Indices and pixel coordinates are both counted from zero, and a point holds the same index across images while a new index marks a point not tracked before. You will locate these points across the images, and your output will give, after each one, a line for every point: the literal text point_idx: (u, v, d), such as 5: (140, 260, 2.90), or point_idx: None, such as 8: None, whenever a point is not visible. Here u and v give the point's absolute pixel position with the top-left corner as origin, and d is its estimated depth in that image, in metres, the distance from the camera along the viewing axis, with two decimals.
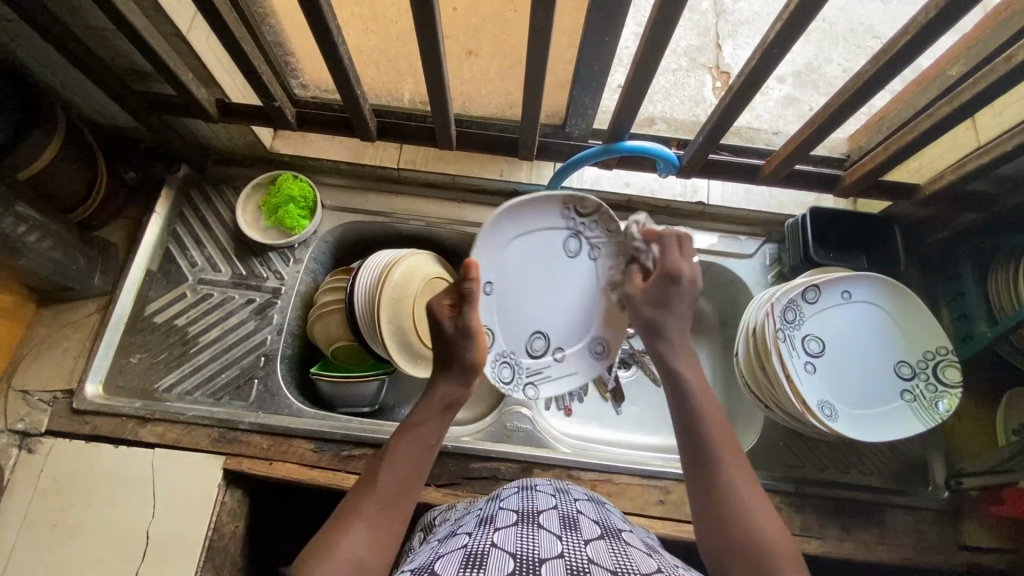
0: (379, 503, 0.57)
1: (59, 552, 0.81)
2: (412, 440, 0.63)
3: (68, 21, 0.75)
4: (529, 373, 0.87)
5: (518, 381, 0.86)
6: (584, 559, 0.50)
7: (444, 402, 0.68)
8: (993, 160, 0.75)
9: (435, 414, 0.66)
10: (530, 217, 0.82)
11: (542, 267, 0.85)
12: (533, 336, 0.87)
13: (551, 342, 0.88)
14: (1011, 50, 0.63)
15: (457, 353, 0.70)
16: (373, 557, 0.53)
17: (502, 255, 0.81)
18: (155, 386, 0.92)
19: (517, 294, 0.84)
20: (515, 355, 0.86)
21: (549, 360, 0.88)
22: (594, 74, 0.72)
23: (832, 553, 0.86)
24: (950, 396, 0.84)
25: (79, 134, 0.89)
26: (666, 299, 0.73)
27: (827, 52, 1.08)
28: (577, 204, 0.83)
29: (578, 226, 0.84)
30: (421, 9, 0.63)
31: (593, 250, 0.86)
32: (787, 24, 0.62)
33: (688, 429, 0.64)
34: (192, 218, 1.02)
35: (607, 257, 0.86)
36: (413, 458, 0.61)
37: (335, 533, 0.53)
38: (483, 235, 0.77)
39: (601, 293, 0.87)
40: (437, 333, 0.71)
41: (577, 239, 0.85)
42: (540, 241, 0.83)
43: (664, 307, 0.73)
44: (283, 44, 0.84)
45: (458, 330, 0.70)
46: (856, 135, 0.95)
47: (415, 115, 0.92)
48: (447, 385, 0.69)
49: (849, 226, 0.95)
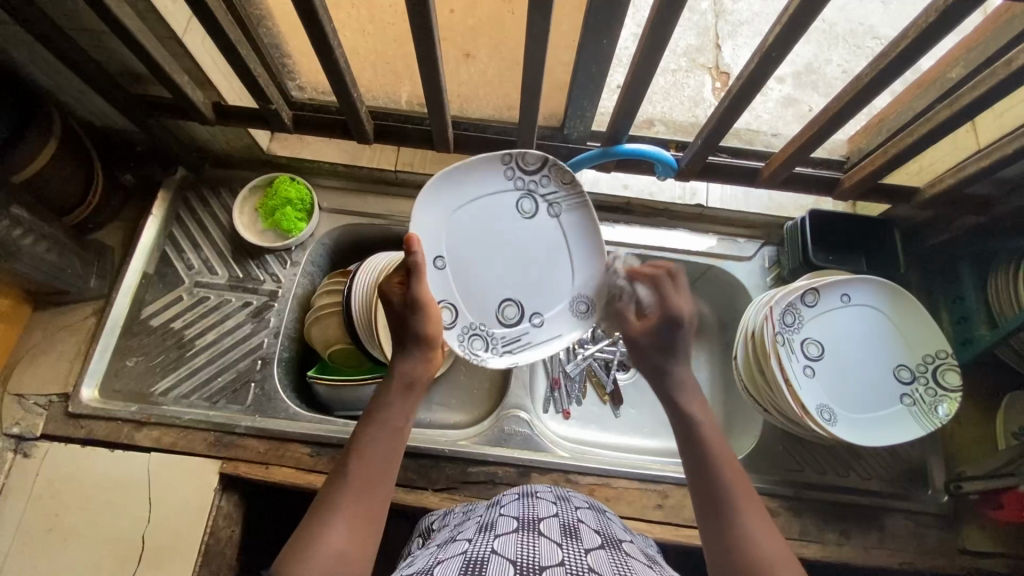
0: (354, 492, 0.56)
1: (55, 557, 0.81)
2: (379, 425, 0.62)
3: (63, 23, 0.75)
4: (504, 342, 0.83)
5: (492, 350, 0.83)
6: (585, 567, 0.50)
7: (405, 380, 0.66)
8: (993, 163, 0.75)
9: (396, 395, 0.65)
10: (473, 182, 0.81)
11: (501, 229, 0.83)
12: (504, 302, 0.83)
13: (525, 308, 0.84)
14: (1011, 54, 0.63)
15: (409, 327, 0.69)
16: (355, 547, 0.53)
17: (449, 224, 0.81)
18: (151, 390, 0.92)
19: (477, 261, 0.82)
20: (485, 325, 0.83)
21: (527, 327, 0.84)
22: (592, 77, 0.72)
23: (831, 558, 0.86)
24: (950, 400, 0.84)
25: (75, 137, 0.89)
26: (671, 343, 0.70)
27: (828, 52, 1.07)
28: (520, 160, 0.81)
29: (528, 183, 0.82)
30: (417, 12, 0.62)
31: (552, 206, 0.83)
32: (787, 27, 0.61)
33: (696, 460, 0.61)
34: (188, 220, 1.01)
35: (570, 210, 0.83)
36: (383, 442, 0.61)
37: (313, 529, 0.53)
38: (421, 202, 0.78)
39: (571, 245, 0.83)
40: (389, 312, 0.70)
41: (531, 199, 0.83)
42: (490, 203, 0.82)
43: (668, 347, 0.70)
44: (280, 45, 0.84)
45: (408, 305, 0.68)
46: (856, 136, 0.95)
47: (413, 117, 0.91)
48: (406, 362, 0.67)
49: (849, 228, 0.95)
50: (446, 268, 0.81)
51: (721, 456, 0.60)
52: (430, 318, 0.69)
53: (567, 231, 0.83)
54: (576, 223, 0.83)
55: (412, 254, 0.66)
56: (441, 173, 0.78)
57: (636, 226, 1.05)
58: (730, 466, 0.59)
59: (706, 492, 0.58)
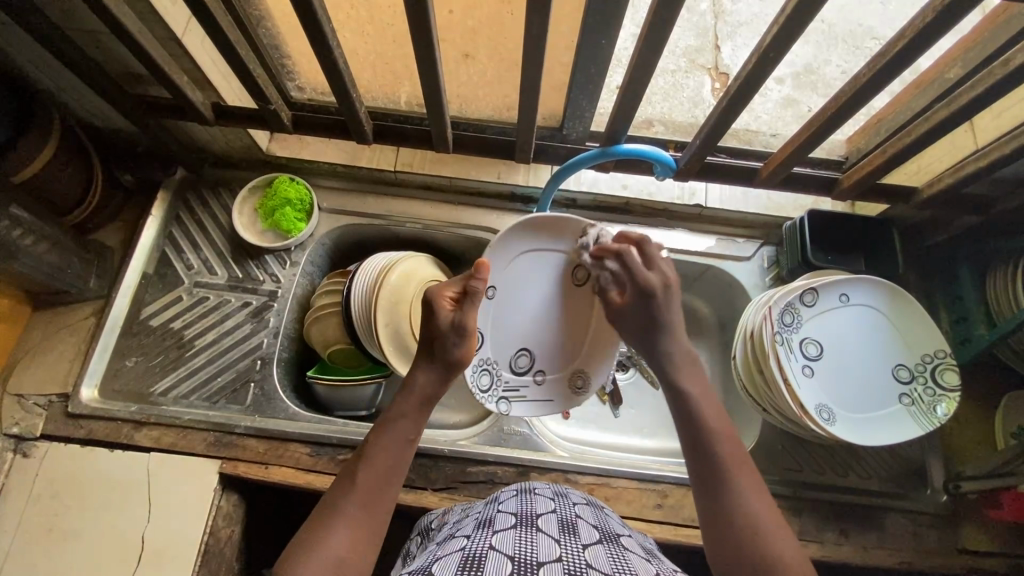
0: (357, 501, 0.56)
1: (53, 557, 0.81)
2: (392, 434, 0.62)
3: (63, 24, 0.75)
4: (506, 388, 0.85)
5: (493, 392, 0.84)
6: (583, 563, 0.50)
7: (422, 398, 0.66)
8: (991, 163, 0.75)
9: (413, 410, 0.65)
10: (551, 237, 0.81)
11: (546, 292, 0.83)
12: (518, 352, 0.85)
13: (535, 365, 0.86)
14: (1009, 54, 0.63)
15: (445, 347, 0.69)
16: (355, 557, 0.53)
17: (507, 270, 0.81)
18: (151, 390, 0.92)
19: (515, 309, 0.83)
20: (497, 364, 0.84)
21: (529, 381, 0.86)
22: (590, 77, 0.72)
23: (830, 558, 0.86)
24: (949, 399, 0.84)
25: (74, 138, 0.89)
26: (651, 316, 0.70)
27: (827, 53, 1.07)
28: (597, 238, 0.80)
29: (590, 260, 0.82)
30: (416, 12, 0.62)
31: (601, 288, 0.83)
32: (785, 27, 0.61)
33: (696, 445, 0.60)
34: (188, 221, 1.02)
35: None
36: (393, 450, 0.61)
37: (317, 533, 0.53)
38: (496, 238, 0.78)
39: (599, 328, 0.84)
40: (431, 323, 0.70)
41: (587, 271, 0.82)
42: (550, 265, 0.82)
43: (648, 318, 0.70)
44: (279, 46, 0.84)
45: (453, 329, 0.69)
46: (855, 136, 0.95)
47: (412, 117, 0.92)
48: (429, 378, 0.68)
49: (848, 228, 0.95)
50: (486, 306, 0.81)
51: (719, 429, 0.61)
52: (468, 346, 0.70)
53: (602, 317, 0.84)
54: None
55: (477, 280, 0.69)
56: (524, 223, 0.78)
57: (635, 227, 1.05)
58: (728, 438, 0.60)
59: (703, 461, 0.59)
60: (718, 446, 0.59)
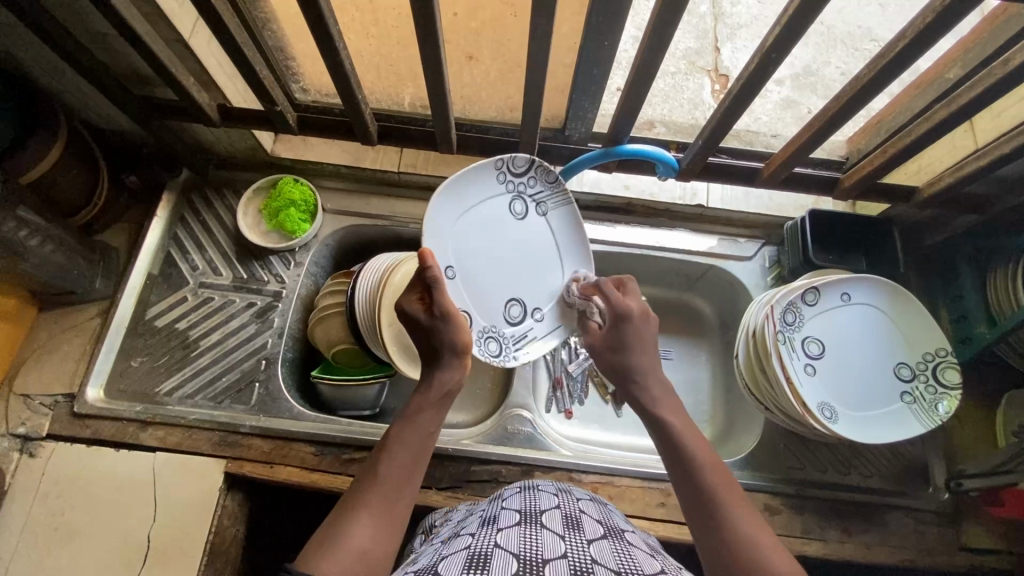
0: (382, 496, 0.57)
1: (59, 556, 0.81)
2: (415, 430, 0.64)
3: (72, 27, 0.76)
4: (515, 341, 0.85)
5: (506, 352, 0.85)
6: (588, 560, 0.50)
7: (442, 390, 0.68)
8: (991, 162, 0.75)
9: (431, 404, 0.67)
10: (471, 189, 0.80)
11: (499, 230, 0.84)
12: (509, 302, 0.84)
13: (528, 305, 0.86)
14: (1009, 54, 0.63)
15: (442, 339, 0.69)
16: (378, 548, 0.54)
17: (456, 232, 0.80)
18: (156, 390, 0.92)
19: (481, 264, 0.82)
20: (497, 327, 0.84)
21: (530, 323, 0.87)
22: (594, 78, 0.73)
23: (832, 555, 0.86)
24: (950, 397, 0.84)
25: (80, 139, 0.90)
26: (623, 340, 0.72)
27: (826, 55, 1.07)
28: (511, 164, 0.83)
29: (516, 186, 0.84)
30: (422, 14, 0.63)
31: (540, 206, 0.86)
32: (784, 30, 0.62)
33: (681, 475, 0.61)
34: (192, 223, 1.02)
35: (555, 208, 0.87)
36: (415, 449, 0.62)
37: (339, 527, 0.54)
38: (430, 216, 0.76)
39: (561, 243, 0.87)
40: (415, 328, 0.71)
41: (521, 200, 0.85)
42: (485, 210, 0.82)
43: (622, 340, 0.73)
44: (285, 49, 0.85)
45: (437, 317, 0.69)
46: (855, 137, 0.96)
47: (416, 119, 0.91)
48: (444, 372, 0.69)
49: (847, 228, 0.96)
50: (456, 278, 0.79)
51: (703, 458, 0.61)
52: (459, 327, 0.70)
53: (555, 230, 0.87)
54: (564, 221, 0.87)
55: (429, 268, 0.68)
56: (447, 181, 0.76)
57: (636, 227, 1.05)
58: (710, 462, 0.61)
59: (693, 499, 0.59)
60: (705, 477, 0.59)
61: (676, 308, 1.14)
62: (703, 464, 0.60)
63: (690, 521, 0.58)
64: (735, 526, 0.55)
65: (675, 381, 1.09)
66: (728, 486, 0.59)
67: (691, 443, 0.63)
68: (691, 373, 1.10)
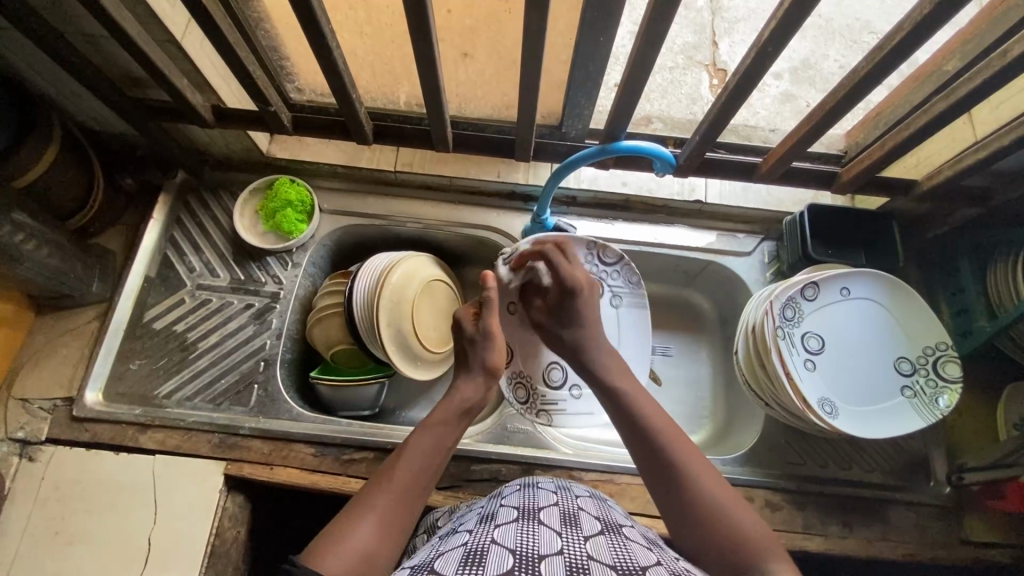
0: (391, 497, 0.58)
1: (59, 561, 0.81)
2: (431, 439, 0.66)
3: (63, 29, 0.75)
4: (545, 402, 0.96)
5: (533, 405, 0.95)
6: (584, 556, 0.50)
7: (462, 409, 0.70)
8: (991, 154, 0.75)
9: (453, 419, 0.69)
10: None
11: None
12: (550, 365, 0.96)
13: (568, 377, 0.97)
14: (1006, 46, 0.63)
15: (478, 353, 0.76)
16: (381, 550, 0.54)
17: None
18: (155, 392, 0.92)
19: None
20: (530, 380, 0.96)
21: (566, 395, 0.97)
22: (590, 75, 0.72)
23: (833, 550, 0.86)
24: (951, 391, 0.83)
25: (75, 142, 0.89)
26: (573, 314, 0.82)
27: (823, 49, 1.05)
28: (603, 252, 0.94)
29: (601, 272, 0.95)
30: (414, 12, 0.63)
31: (617, 297, 0.96)
32: (783, 21, 0.62)
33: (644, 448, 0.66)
34: (189, 223, 1.02)
35: (629, 305, 0.96)
36: (428, 457, 0.64)
37: (348, 523, 0.55)
38: (506, 260, 0.92)
39: (622, 332, 0.97)
40: (459, 337, 0.79)
41: (601, 285, 0.96)
42: None
43: (574, 313, 0.81)
44: (278, 48, 0.84)
45: (480, 333, 0.77)
46: (854, 131, 0.93)
47: (412, 117, 0.92)
48: (468, 388, 0.73)
49: (847, 222, 0.95)
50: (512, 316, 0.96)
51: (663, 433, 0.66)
52: (496, 350, 0.77)
53: (621, 320, 0.97)
54: (634, 317, 0.97)
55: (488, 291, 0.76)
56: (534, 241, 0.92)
57: (635, 224, 1.05)
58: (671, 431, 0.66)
59: (672, 498, 0.61)
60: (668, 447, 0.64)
61: (675, 304, 1.13)
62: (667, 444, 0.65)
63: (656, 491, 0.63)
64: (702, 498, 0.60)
65: (675, 377, 1.09)
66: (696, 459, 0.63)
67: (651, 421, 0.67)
68: (691, 369, 1.10)
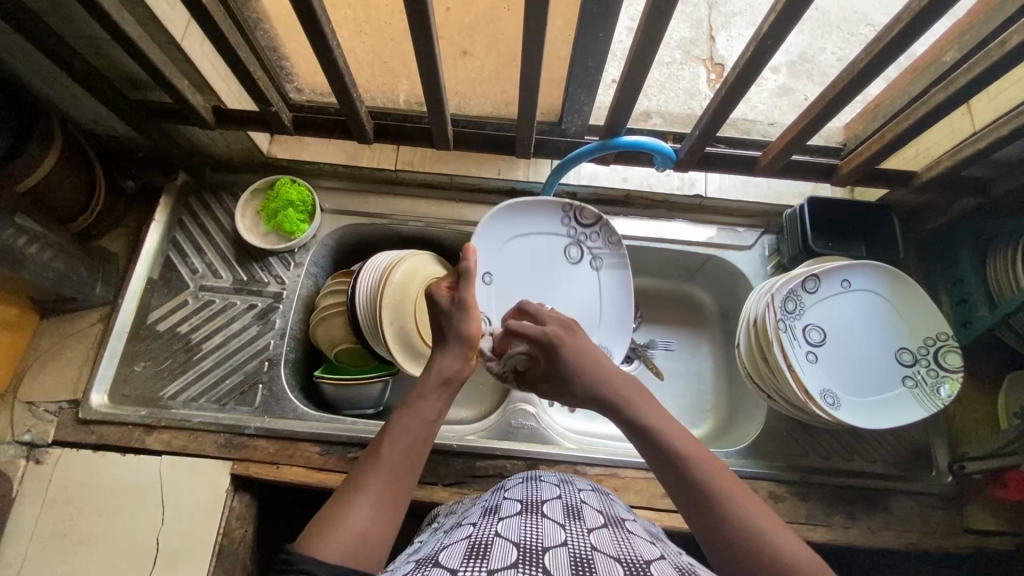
0: (382, 479, 0.58)
1: (68, 563, 0.82)
2: (415, 417, 0.65)
3: (63, 31, 0.75)
4: None
5: (511, 371, 0.88)
6: (588, 548, 0.50)
7: (442, 377, 0.70)
8: (990, 144, 0.75)
9: (433, 389, 0.68)
10: (534, 217, 0.95)
11: (544, 260, 0.96)
12: None
13: None
14: (1005, 35, 0.63)
15: (452, 325, 0.75)
16: (376, 530, 0.55)
17: (504, 248, 0.94)
18: (160, 394, 0.92)
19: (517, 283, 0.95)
20: None
21: None
22: (588, 70, 0.72)
23: (838, 540, 0.87)
24: (952, 380, 0.84)
25: (75, 145, 0.90)
26: (566, 373, 0.73)
27: (821, 42, 1.05)
28: (579, 213, 0.96)
29: (579, 234, 0.97)
30: (415, 11, 0.63)
31: (596, 260, 0.97)
32: (781, 14, 0.62)
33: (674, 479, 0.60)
34: (191, 225, 1.02)
35: (611, 266, 0.97)
36: (417, 436, 0.63)
37: (339, 509, 0.55)
38: (483, 225, 0.91)
39: (604, 299, 0.97)
40: (436, 309, 0.77)
41: (578, 247, 0.97)
42: (541, 241, 0.96)
43: (568, 370, 0.73)
44: (278, 48, 0.84)
45: (455, 303, 0.76)
46: (853, 124, 0.94)
47: (412, 116, 0.93)
48: (447, 360, 0.72)
49: (847, 214, 0.96)
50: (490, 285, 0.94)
51: (687, 452, 0.61)
52: (471, 319, 0.75)
53: (603, 284, 0.98)
54: (614, 281, 0.97)
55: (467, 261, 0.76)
56: (509, 204, 0.92)
57: (634, 219, 1.05)
58: (697, 451, 0.61)
59: (720, 541, 0.55)
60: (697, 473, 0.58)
61: (676, 299, 1.14)
62: (692, 465, 0.59)
63: (692, 522, 0.58)
64: (738, 519, 0.55)
65: (676, 372, 1.09)
66: (729, 479, 0.58)
67: (676, 444, 0.61)
68: (693, 363, 1.10)
